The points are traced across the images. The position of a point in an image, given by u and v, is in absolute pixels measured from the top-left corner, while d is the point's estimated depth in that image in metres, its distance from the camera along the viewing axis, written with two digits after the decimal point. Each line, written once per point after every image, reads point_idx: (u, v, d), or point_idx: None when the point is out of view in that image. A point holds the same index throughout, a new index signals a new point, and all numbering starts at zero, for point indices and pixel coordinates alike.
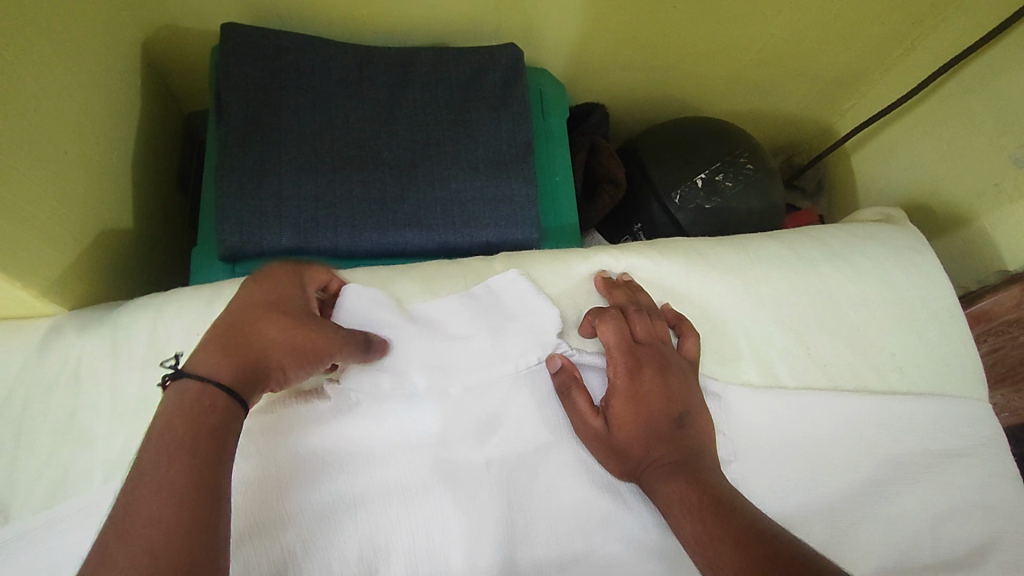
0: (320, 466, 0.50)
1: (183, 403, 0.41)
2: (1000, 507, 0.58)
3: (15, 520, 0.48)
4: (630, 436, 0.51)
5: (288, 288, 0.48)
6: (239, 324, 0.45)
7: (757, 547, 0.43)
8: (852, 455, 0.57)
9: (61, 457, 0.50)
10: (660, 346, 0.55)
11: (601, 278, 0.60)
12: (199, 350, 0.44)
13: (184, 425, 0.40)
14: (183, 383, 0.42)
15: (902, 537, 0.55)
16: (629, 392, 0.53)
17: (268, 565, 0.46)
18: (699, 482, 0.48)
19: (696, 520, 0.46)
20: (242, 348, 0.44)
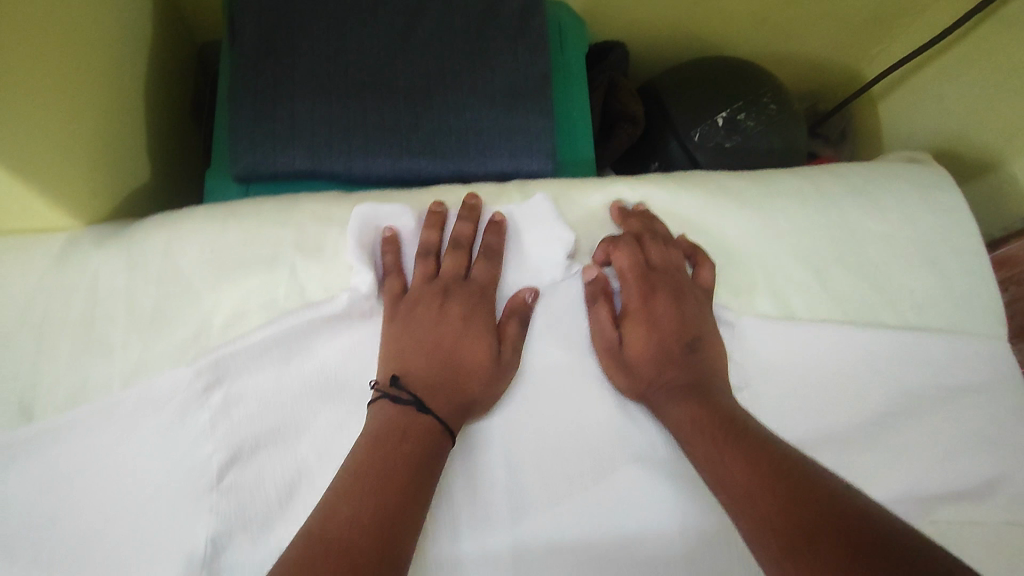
0: (330, 378, 0.52)
1: (420, 429, 0.46)
2: (1013, 446, 0.57)
3: (38, 419, 0.49)
4: (641, 356, 0.52)
5: (490, 330, 0.52)
6: (461, 369, 0.50)
7: (769, 466, 0.43)
8: (862, 387, 0.56)
9: (81, 363, 0.51)
10: (675, 274, 0.55)
11: (616, 208, 0.59)
12: (433, 403, 0.48)
13: (426, 441, 0.46)
14: (420, 423, 0.46)
15: (911, 469, 0.54)
16: (642, 313, 0.54)
17: (284, 471, 0.49)
18: (709, 405, 0.49)
19: (706, 439, 0.47)
20: (464, 395, 0.49)
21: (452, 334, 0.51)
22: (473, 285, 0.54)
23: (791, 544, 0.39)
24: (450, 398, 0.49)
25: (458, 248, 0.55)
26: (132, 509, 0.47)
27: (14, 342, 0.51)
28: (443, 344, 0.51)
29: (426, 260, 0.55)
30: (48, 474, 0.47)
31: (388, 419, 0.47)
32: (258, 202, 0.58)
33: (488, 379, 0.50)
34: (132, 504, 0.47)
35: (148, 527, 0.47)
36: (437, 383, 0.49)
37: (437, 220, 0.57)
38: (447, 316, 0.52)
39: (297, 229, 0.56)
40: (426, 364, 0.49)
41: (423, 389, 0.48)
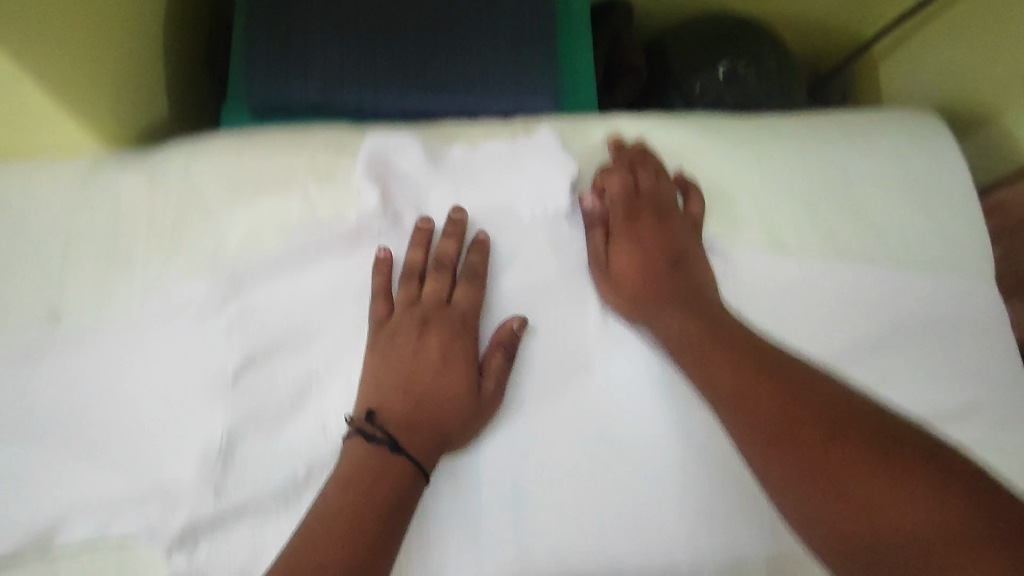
0: (339, 294, 0.55)
1: (391, 471, 0.46)
2: (991, 376, 0.59)
3: (65, 321, 0.52)
4: (633, 272, 0.55)
5: (470, 362, 0.51)
6: (437, 403, 0.49)
7: (752, 364, 0.47)
8: (847, 317, 0.59)
9: (104, 272, 0.54)
10: (663, 198, 0.58)
11: (611, 140, 0.62)
12: (407, 444, 0.47)
13: (397, 484, 0.46)
14: (390, 465, 0.46)
15: (893, 395, 0.57)
16: (632, 232, 0.57)
17: (294, 377, 0.52)
18: (699, 314, 0.51)
19: (695, 343, 0.50)
20: (441, 431, 0.49)
21: (431, 366, 0.51)
22: (455, 313, 0.53)
23: (780, 444, 0.42)
24: (425, 436, 0.48)
25: (441, 270, 0.54)
26: (156, 406, 0.50)
27: (43, 254, 0.54)
28: (421, 377, 0.50)
29: (409, 284, 0.54)
30: (76, 370, 0.51)
31: (359, 459, 0.47)
32: (272, 131, 0.60)
33: (467, 415, 0.50)
34: (156, 402, 0.50)
35: (171, 422, 0.50)
36: (412, 421, 0.48)
37: (422, 240, 0.55)
38: (425, 349, 0.51)
39: (308, 155, 0.59)
40: (402, 400, 0.49)
41: (398, 427, 0.48)
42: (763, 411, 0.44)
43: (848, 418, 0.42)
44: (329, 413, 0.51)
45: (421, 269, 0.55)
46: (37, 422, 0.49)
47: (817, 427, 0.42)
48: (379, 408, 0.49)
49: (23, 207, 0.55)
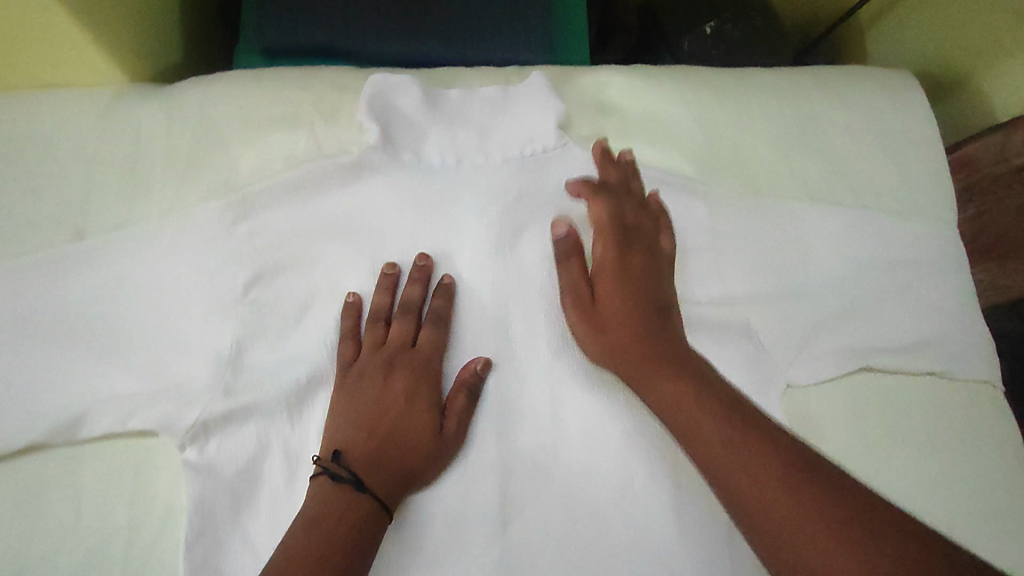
0: (341, 221, 0.59)
1: (357, 509, 0.48)
2: (951, 311, 0.63)
3: (89, 236, 0.56)
4: (611, 297, 0.56)
5: (433, 403, 0.54)
6: (402, 443, 0.52)
7: (731, 413, 0.49)
8: (814, 255, 0.63)
9: (125, 194, 0.58)
10: (641, 223, 0.59)
11: (598, 146, 0.62)
12: (372, 485, 0.49)
13: (362, 518, 0.47)
14: (356, 502, 0.48)
15: (854, 328, 0.61)
16: (616, 268, 0.56)
17: (300, 293, 0.57)
18: (677, 364, 0.52)
19: (674, 386, 0.51)
20: (405, 470, 0.51)
21: (396, 408, 0.53)
22: (420, 356, 0.56)
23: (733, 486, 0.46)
24: (390, 475, 0.50)
25: (408, 313, 0.57)
26: (170, 316, 0.55)
27: (70, 176, 0.58)
28: (385, 417, 0.52)
29: (375, 326, 0.56)
30: (94, 280, 0.54)
31: (325, 498, 0.48)
32: (281, 71, 0.65)
33: (430, 456, 0.52)
34: (170, 314, 0.55)
35: (184, 331, 0.54)
36: (377, 459, 0.51)
37: (388, 285, 0.57)
38: (390, 391, 0.54)
39: (316, 94, 0.63)
40: (367, 443, 0.51)
41: (363, 466, 0.50)
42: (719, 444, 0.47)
43: (809, 470, 0.45)
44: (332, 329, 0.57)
45: (388, 311, 0.57)
46: (58, 324, 0.53)
47: (778, 460, 0.46)
48: (345, 448, 0.51)
49: (51, 136, 0.59)
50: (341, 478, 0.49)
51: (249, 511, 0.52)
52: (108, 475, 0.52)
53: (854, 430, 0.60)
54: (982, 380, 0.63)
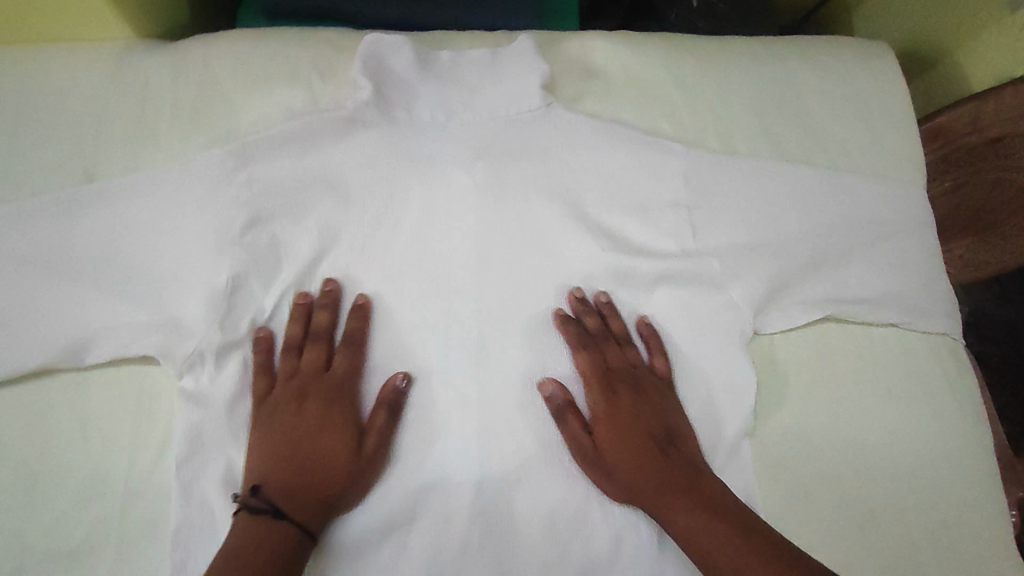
0: (333, 173, 0.62)
1: (278, 536, 0.49)
2: (915, 269, 0.66)
3: (98, 178, 0.60)
4: (621, 468, 0.56)
5: (350, 424, 0.55)
6: (318, 468, 0.53)
7: (742, 539, 0.50)
8: (785, 214, 0.66)
9: (133, 142, 0.61)
10: (632, 371, 0.61)
11: (572, 296, 0.63)
12: (288, 513, 0.50)
13: (282, 547, 0.49)
14: (276, 532, 0.49)
15: (820, 283, 0.65)
16: (614, 418, 0.58)
17: (291, 236, 0.61)
18: (694, 507, 0.53)
19: (694, 542, 0.52)
20: (324, 492, 0.53)
21: (312, 433, 0.54)
22: (334, 380, 0.57)
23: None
24: (309, 500, 0.52)
25: (320, 339, 0.58)
26: (173, 259, 0.58)
27: (80, 123, 0.62)
28: (300, 444, 0.54)
29: (288, 355, 0.57)
30: (103, 218, 0.58)
31: (244, 531, 0.49)
32: (281, 31, 0.68)
33: (351, 477, 0.54)
34: (172, 253, 0.58)
35: (186, 273, 0.57)
36: (294, 489, 0.52)
37: (300, 314, 0.59)
38: (304, 419, 0.55)
39: (313, 52, 0.66)
40: (283, 472, 0.52)
41: (281, 497, 0.51)
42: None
43: None
44: (327, 276, 0.61)
45: (301, 339, 0.58)
46: (68, 264, 0.56)
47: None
48: (263, 481, 0.52)
49: (64, 86, 0.63)
50: (259, 511, 0.50)
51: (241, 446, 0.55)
52: (112, 404, 0.55)
53: (817, 375, 0.64)
54: (944, 334, 0.66)
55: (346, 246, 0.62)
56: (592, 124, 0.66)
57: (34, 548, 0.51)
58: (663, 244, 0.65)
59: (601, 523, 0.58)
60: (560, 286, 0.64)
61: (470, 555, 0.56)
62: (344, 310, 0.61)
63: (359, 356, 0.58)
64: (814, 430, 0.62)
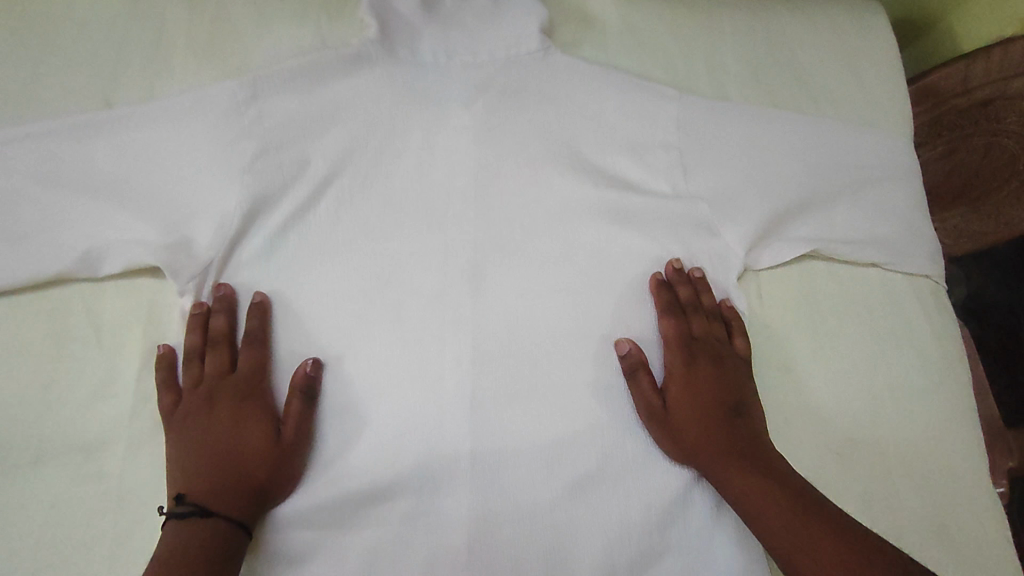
0: (335, 107, 0.64)
1: (209, 532, 0.50)
2: (901, 215, 0.68)
3: (116, 104, 0.63)
4: (688, 429, 0.58)
5: (265, 415, 0.55)
6: (238, 462, 0.53)
7: (799, 505, 0.52)
8: (775, 159, 0.68)
9: (149, 73, 0.64)
10: (714, 344, 0.62)
11: (672, 265, 0.64)
12: (213, 510, 0.51)
13: (212, 540, 0.49)
14: (207, 530, 0.50)
15: (806, 225, 0.67)
16: (687, 384, 0.60)
17: (291, 165, 0.62)
18: (756, 473, 0.54)
19: (750, 505, 0.53)
20: (250, 484, 0.53)
21: (226, 433, 0.54)
22: (240, 379, 0.57)
23: (780, 543, 0.51)
24: (235, 493, 0.52)
25: (219, 343, 0.57)
26: (181, 184, 0.60)
27: (100, 54, 0.65)
28: (216, 444, 0.53)
29: (191, 365, 0.56)
30: (117, 139, 0.60)
31: (172, 538, 0.49)
32: None
33: (276, 464, 0.54)
34: (179, 175, 0.60)
35: (193, 195, 0.60)
36: (216, 487, 0.52)
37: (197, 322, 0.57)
38: (215, 421, 0.54)
39: None
40: (202, 474, 0.52)
41: (205, 496, 0.51)
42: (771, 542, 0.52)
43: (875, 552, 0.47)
44: (325, 204, 0.63)
45: (201, 347, 0.57)
46: (84, 185, 0.59)
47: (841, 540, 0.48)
48: (185, 489, 0.52)
49: (86, 20, 0.66)
50: (184, 517, 0.50)
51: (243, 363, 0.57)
52: (124, 318, 0.58)
53: (802, 310, 0.65)
54: (926, 277, 0.68)
55: (345, 178, 0.64)
56: (588, 67, 0.68)
57: (49, 445, 0.54)
58: (656, 184, 0.66)
59: (588, 447, 0.59)
60: (558, 219, 0.65)
61: (460, 471, 0.57)
62: (242, 312, 0.60)
63: (263, 351, 0.58)
64: (797, 366, 0.64)
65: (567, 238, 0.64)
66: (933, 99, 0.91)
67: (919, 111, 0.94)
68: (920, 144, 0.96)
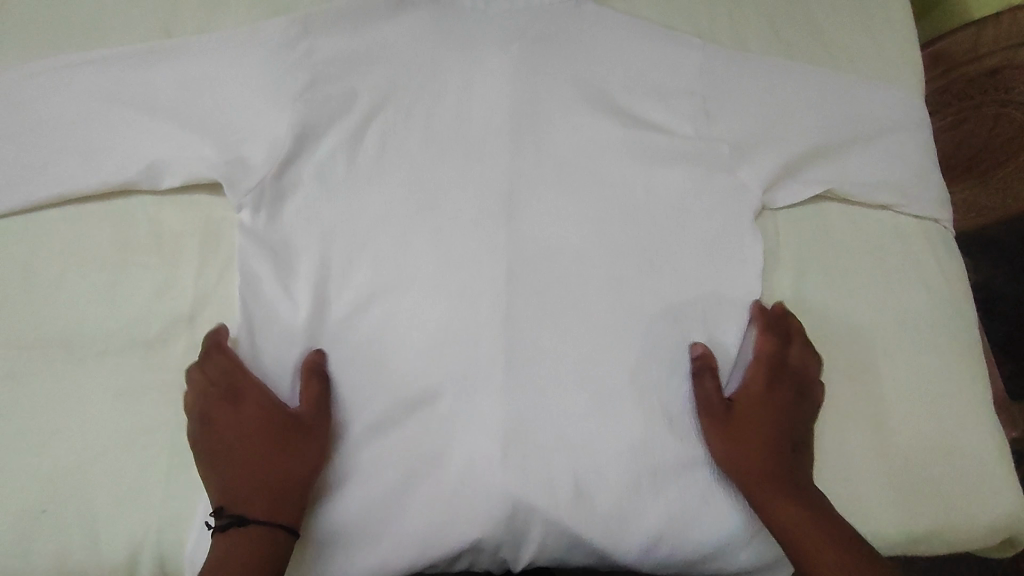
0: (379, 45, 0.67)
1: (259, 538, 0.52)
2: (912, 163, 0.71)
3: (175, 36, 0.67)
4: (750, 446, 0.58)
5: (278, 415, 0.56)
6: (265, 466, 0.54)
7: (845, 555, 0.55)
8: (794, 109, 0.71)
9: (206, 8, 0.69)
10: (799, 378, 0.62)
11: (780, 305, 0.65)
12: (254, 515, 0.53)
13: (263, 544, 0.52)
14: (256, 535, 0.52)
15: (824, 171, 0.70)
16: (761, 402, 0.60)
17: (336, 95, 0.65)
18: (807, 512, 0.57)
19: (795, 541, 0.56)
20: (281, 481, 0.54)
21: (244, 440, 0.55)
22: (235, 389, 0.56)
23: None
24: (270, 495, 0.54)
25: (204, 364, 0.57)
26: (237, 111, 0.64)
27: None
28: (242, 453, 0.55)
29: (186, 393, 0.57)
30: (179, 66, 0.65)
31: (226, 549, 0.52)
32: None
33: (303, 456, 0.55)
34: (235, 103, 0.64)
35: (248, 121, 0.64)
36: (252, 494, 0.53)
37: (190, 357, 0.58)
38: (230, 432, 0.55)
39: None
40: (234, 484, 0.54)
41: (245, 503, 0.53)
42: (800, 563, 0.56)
43: None
44: (370, 134, 0.65)
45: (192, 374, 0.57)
46: (147, 108, 0.63)
47: None
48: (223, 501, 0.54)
49: None
50: (225, 530, 0.53)
51: (291, 278, 0.61)
52: (181, 231, 0.62)
53: (815, 244, 0.69)
54: (935, 220, 0.71)
55: (387, 111, 0.66)
56: (618, 17, 0.72)
57: (114, 339, 0.58)
58: (681, 127, 0.69)
59: (618, 374, 0.60)
60: (589, 157, 0.67)
61: (494, 390, 0.58)
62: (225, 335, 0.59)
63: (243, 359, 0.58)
64: (814, 302, 0.67)
65: (597, 173, 0.67)
66: (944, 66, 0.95)
67: (931, 80, 0.97)
68: (933, 115, 0.99)
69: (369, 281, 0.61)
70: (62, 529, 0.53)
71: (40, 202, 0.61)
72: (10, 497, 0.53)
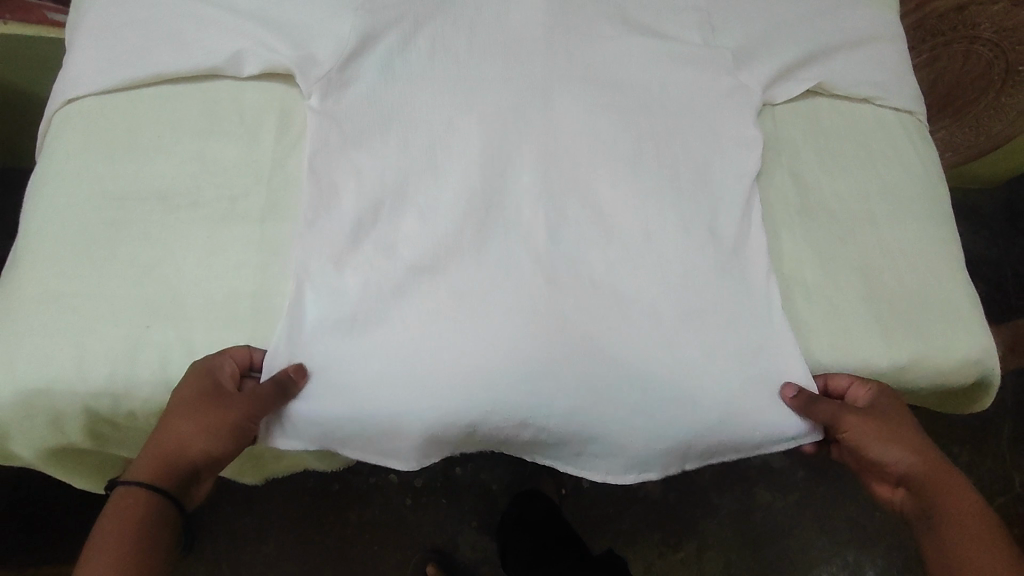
0: None
1: (143, 505, 0.60)
2: (889, 65, 0.82)
3: None
4: (896, 447, 0.66)
5: (212, 416, 0.60)
6: (178, 445, 0.61)
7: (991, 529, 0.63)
8: (787, 21, 0.82)
9: None
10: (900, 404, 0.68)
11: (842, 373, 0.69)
12: (149, 482, 0.61)
13: (149, 507, 0.60)
14: (140, 501, 0.60)
15: (814, 71, 0.80)
16: (890, 414, 0.67)
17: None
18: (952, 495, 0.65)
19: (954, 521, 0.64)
20: (186, 458, 0.62)
21: (176, 425, 0.60)
22: (203, 381, 0.60)
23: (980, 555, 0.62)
24: (174, 469, 0.62)
25: (214, 368, 0.60)
26: (304, 7, 0.73)
27: None
28: (171, 432, 0.60)
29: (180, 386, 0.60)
30: None
31: (120, 501, 0.60)
32: None
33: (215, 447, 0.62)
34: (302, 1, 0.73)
35: (313, 16, 0.73)
36: (161, 465, 0.61)
37: (205, 365, 0.61)
38: (178, 420, 0.60)
39: None
40: (155, 452, 0.61)
41: (150, 472, 0.61)
42: (962, 550, 0.63)
43: None
44: (421, 31, 0.74)
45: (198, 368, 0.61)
46: (227, 7, 0.73)
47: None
48: (138, 466, 0.61)
49: None
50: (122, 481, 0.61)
51: (358, 146, 0.70)
52: (259, 109, 0.72)
53: (809, 131, 0.79)
54: (910, 113, 0.82)
55: (437, 13, 0.75)
56: None
57: (203, 194, 0.68)
58: (690, 34, 0.80)
59: (640, 228, 0.70)
60: (609, 56, 0.78)
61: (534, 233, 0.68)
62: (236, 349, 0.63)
63: (234, 358, 0.62)
64: (805, 175, 0.77)
65: (616, 69, 0.77)
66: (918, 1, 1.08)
67: (907, 15, 1.10)
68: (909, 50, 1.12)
69: (422, 149, 0.71)
70: (165, 341, 0.62)
71: (139, 81, 0.71)
72: (119, 317, 0.62)
